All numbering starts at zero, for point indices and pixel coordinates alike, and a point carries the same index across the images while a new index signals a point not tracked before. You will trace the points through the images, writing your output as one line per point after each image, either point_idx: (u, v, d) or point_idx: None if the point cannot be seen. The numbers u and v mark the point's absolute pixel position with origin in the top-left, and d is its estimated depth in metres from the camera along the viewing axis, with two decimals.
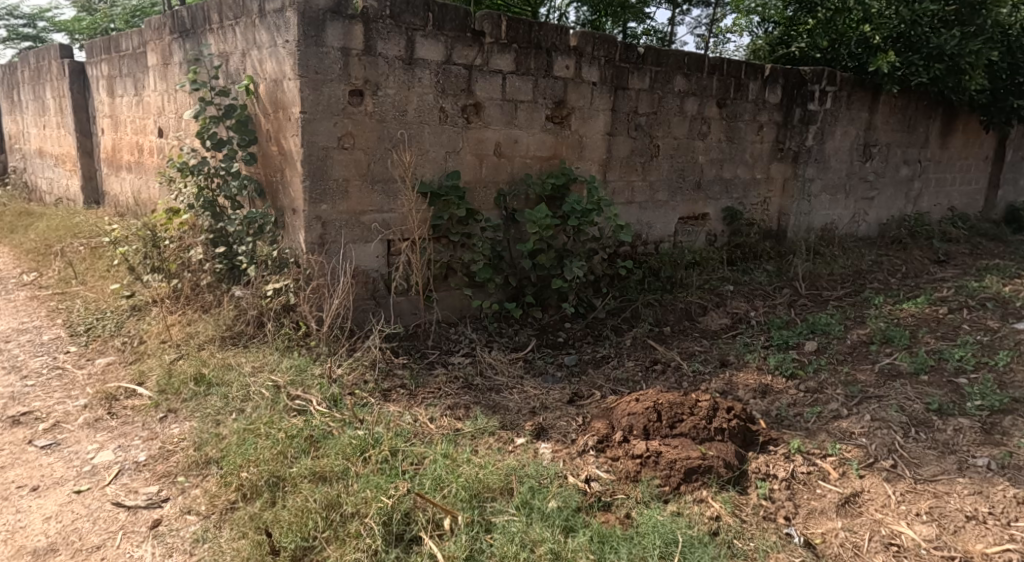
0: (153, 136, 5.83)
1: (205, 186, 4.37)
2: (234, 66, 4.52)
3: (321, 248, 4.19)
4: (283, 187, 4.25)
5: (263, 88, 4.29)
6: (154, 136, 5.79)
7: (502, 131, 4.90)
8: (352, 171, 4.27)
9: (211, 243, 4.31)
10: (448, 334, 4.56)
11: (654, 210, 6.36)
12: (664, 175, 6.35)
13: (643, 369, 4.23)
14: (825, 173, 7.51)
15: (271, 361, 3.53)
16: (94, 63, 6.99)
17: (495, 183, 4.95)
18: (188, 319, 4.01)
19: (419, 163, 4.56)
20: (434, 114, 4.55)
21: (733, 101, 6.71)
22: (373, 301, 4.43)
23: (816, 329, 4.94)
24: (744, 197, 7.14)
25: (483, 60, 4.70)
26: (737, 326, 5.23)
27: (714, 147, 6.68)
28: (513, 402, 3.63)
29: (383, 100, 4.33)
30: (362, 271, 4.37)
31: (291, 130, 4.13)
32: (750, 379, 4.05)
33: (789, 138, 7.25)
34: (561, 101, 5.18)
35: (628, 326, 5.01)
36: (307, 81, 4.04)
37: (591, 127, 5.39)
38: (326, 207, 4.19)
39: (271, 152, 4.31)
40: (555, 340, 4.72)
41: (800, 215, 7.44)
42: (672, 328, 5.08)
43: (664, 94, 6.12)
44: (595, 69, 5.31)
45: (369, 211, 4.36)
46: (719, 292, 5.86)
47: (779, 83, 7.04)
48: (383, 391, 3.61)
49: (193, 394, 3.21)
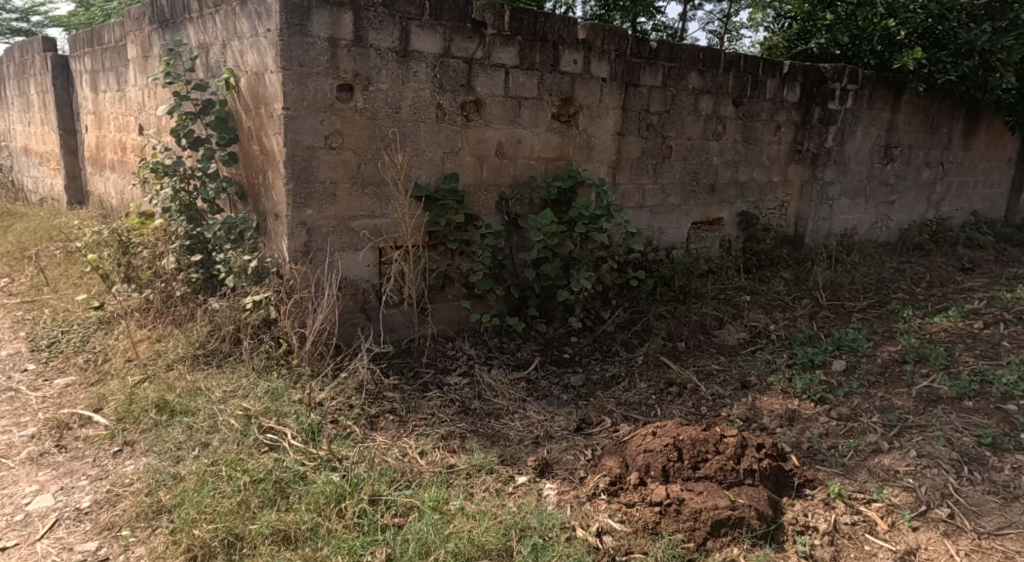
0: (134, 134, 5.48)
1: (180, 188, 4.02)
2: (213, 58, 4.17)
3: (306, 256, 3.84)
4: (265, 190, 3.90)
5: (244, 82, 3.94)
6: (136, 134, 5.43)
7: (504, 130, 4.54)
8: (341, 173, 3.92)
9: (186, 250, 3.97)
10: (444, 349, 4.21)
11: (666, 214, 6.00)
12: (677, 178, 5.98)
13: (657, 391, 3.86)
14: (845, 176, 7.13)
15: (245, 385, 3.19)
16: (77, 57, 6.64)
17: (497, 186, 4.59)
18: (158, 336, 3.66)
19: (414, 164, 4.20)
20: (431, 110, 4.20)
21: (750, 100, 6.34)
22: (363, 314, 4.08)
23: (843, 345, 4.56)
24: (760, 201, 6.77)
25: (484, 53, 4.34)
26: (756, 342, 4.86)
27: (729, 148, 6.32)
28: (513, 431, 3.27)
29: (375, 95, 3.98)
30: (352, 281, 4.02)
31: (273, 128, 3.78)
32: (775, 404, 3.68)
33: (807, 139, 6.87)
34: (568, 98, 4.81)
35: (640, 341, 4.65)
36: (290, 73, 3.69)
37: (601, 126, 5.02)
38: (312, 212, 3.83)
39: (252, 151, 3.95)
40: (560, 356, 4.36)
41: (819, 220, 7.06)
42: (686, 344, 4.72)
43: (678, 92, 5.75)
44: (605, 64, 4.94)
45: (359, 216, 4.01)
46: (735, 303, 5.50)
47: (797, 81, 6.67)
48: (370, 419, 3.26)
49: (153, 424, 2.86)
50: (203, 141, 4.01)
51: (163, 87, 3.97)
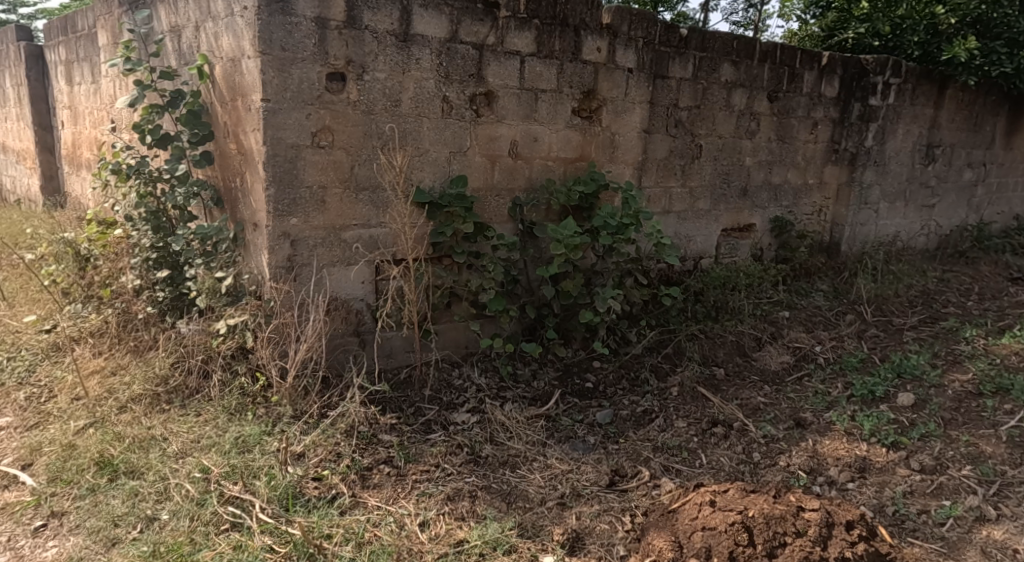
0: (106, 130, 4.91)
1: (146, 193, 3.48)
2: (185, 41, 3.61)
3: (290, 273, 3.30)
4: (243, 196, 3.37)
5: (220, 70, 3.39)
6: (107, 129, 4.87)
7: (518, 127, 3.99)
8: (331, 176, 3.38)
9: (151, 264, 3.42)
10: (450, 379, 3.66)
11: (695, 221, 5.44)
12: (706, 181, 5.43)
13: (698, 433, 3.29)
14: (885, 178, 6.56)
15: (210, 433, 2.66)
16: (51, 47, 6.09)
17: (510, 191, 4.04)
18: (113, 367, 3.11)
19: (416, 166, 3.66)
20: (435, 104, 3.65)
21: (786, 95, 5.78)
22: (357, 338, 3.54)
23: (905, 373, 3.97)
24: (794, 205, 6.20)
25: (496, 39, 3.79)
26: (803, 368, 4.29)
27: (763, 147, 5.76)
28: (533, 488, 2.72)
29: (371, 85, 3.43)
30: (344, 301, 3.48)
31: (251, 124, 3.24)
32: (841, 450, 3.11)
33: (846, 138, 6.29)
34: (590, 91, 4.25)
35: (671, 367, 4.11)
36: (271, 59, 3.14)
37: (626, 124, 4.46)
38: (297, 221, 3.30)
39: (229, 151, 3.42)
40: (582, 386, 3.81)
41: (856, 226, 6.50)
42: (724, 370, 4.15)
43: (709, 85, 5.19)
44: (632, 53, 4.37)
45: (352, 226, 3.47)
46: (773, 320, 4.95)
47: (836, 74, 6.08)
48: (362, 472, 2.73)
49: (90, 489, 2.36)
50: (171, 137, 3.46)
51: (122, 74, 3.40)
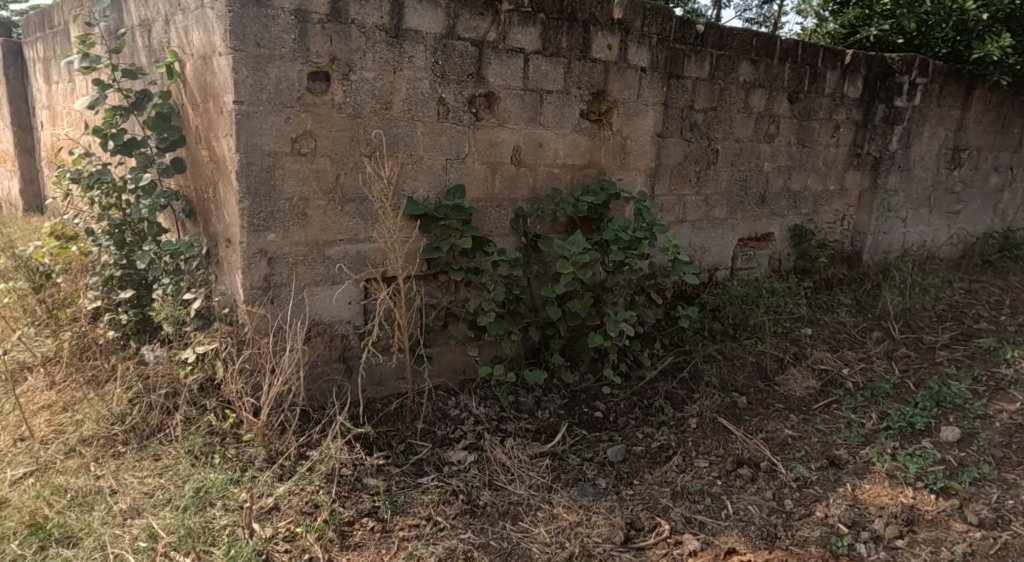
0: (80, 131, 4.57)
1: (109, 204, 3.15)
2: (155, 36, 3.27)
3: (266, 295, 2.96)
4: (216, 208, 3.04)
5: (190, 69, 3.06)
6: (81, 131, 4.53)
7: (521, 131, 3.65)
8: (313, 186, 3.04)
9: (115, 283, 3.11)
10: (446, 409, 3.32)
11: (710, 230, 5.09)
12: (722, 189, 5.08)
13: (722, 475, 2.95)
14: (909, 183, 6.19)
15: (168, 487, 2.36)
16: (30, 43, 5.74)
17: (512, 201, 3.70)
18: (67, 402, 2.78)
19: (409, 174, 3.33)
20: (430, 106, 3.31)
21: (807, 96, 5.43)
22: (343, 365, 3.20)
23: (945, 402, 3.60)
24: (814, 212, 5.85)
25: (498, 35, 3.44)
26: (830, 394, 3.93)
27: (782, 151, 5.41)
28: (537, 548, 2.42)
29: (358, 86, 3.09)
30: (328, 324, 3.15)
31: (223, 129, 2.91)
32: (884, 498, 2.74)
33: (868, 141, 5.93)
34: (600, 92, 3.90)
35: (688, 394, 3.76)
36: (244, 56, 2.80)
37: (639, 127, 4.08)
38: (275, 237, 2.97)
39: (201, 158, 3.09)
40: (591, 417, 3.47)
41: (879, 235, 6.13)
42: (746, 398, 3.80)
43: (726, 85, 4.85)
44: (645, 50, 4.00)
45: (337, 241, 3.13)
46: (795, 339, 4.60)
47: (860, 74, 5.73)
48: (343, 528, 2.42)
49: (14, 560, 2.04)
50: (136, 143, 3.12)
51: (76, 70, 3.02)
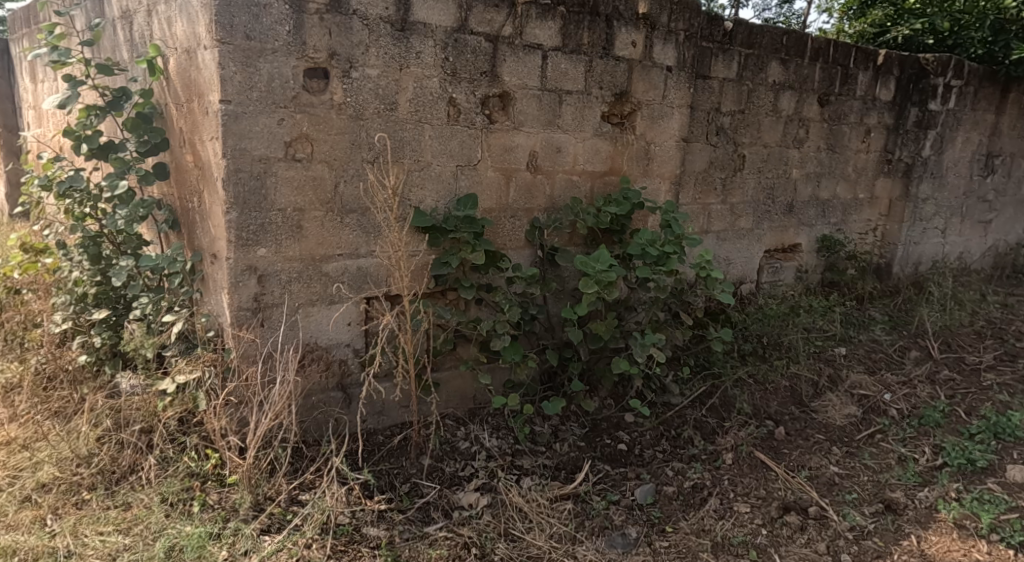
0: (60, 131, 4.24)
1: (84, 214, 2.84)
2: (137, 28, 2.96)
3: (256, 317, 2.65)
4: (201, 219, 2.73)
5: (174, 64, 2.75)
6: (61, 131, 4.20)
7: (539, 135, 3.33)
8: (309, 196, 2.73)
9: (89, 303, 2.80)
10: (455, 441, 3.00)
11: (736, 241, 4.76)
12: (749, 197, 4.76)
13: (766, 522, 2.64)
14: (942, 191, 5.83)
15: (133, 549, 2.05)
16: (18, 40, 5.41)
17: (527, 211, 3.38)
18: (27, 439, 2.45)
19: (416, 182, 3.01)
20: (440, 107, 3.00)
21: (837, 98, 5.11)
22: (341, 393, 2.89)
23: (1004, 435, 3.26)
24: (843, 222, 5.52)
25: (514, 29, 3.13)
26: (873, 423, 3.57)
27: (811, 157, 5.09)
28: None
29: (359, 84, 2.78)
30: (325, 348, 2.83)
31: (209, 131, 2.60)
32: (957, 554, 2.46)
33: (900, 147, 5.61)
34: (623, 93, 3.57)
35: (719, 423, 3.43)
36: (232, 50, 2.49)
37: (663, 131, 3.75)
38: (266, 252, 2.65)
39: (186, 164, 2.78)
40: (614, 450, 3.14)
41: (909, 245, 5.77)
42: (782, 428, 3.45)
43: (754, 86, 4.54)
44: (671, 48, 3.67)
45: (335, 256, 2.82)
46: (828, 360, 4.26)
47: (892, 76, 5.41)
48: None
49: None
50: (112, 146, 2.80)
51: (45, 64, 2.70)
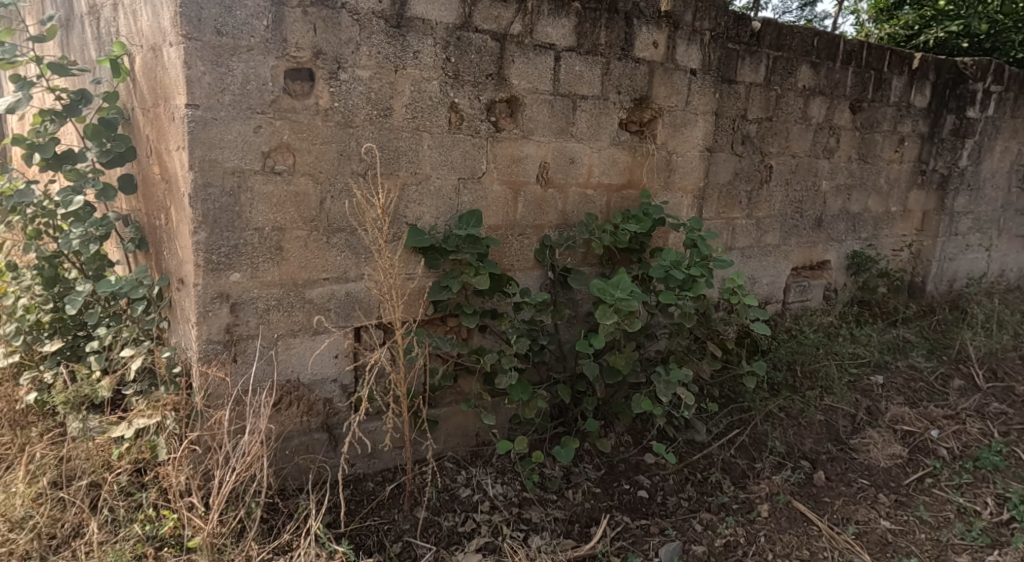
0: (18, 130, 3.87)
1: (38, 233, 2.53)
2: (103, 23, 2.65)
3: (227, 351, 2.33)
4: (168, 239, 2.42)
5: (140, 63, 2.43)
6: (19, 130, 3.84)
7: (550, 145, 3.00)
8: (291, 213, 2.41)
9: (40, 333, 2.49)
10: (455, 489, 2.67)
11: (762, 258, 4.41)
12: (776, 211, 4.41)
13: None
14: (979, 204, 5.43)
15: None
16: None
17: (537, 228, 3.05)
18: None
19: (415, 197, 2.69)
20: (440, 114, 2.68)
21: (870, 105, 4.76)
22: (326, 435, 2.56)
23: None
24: (875, 237, 5.15)
25: (524, 27, 2.81)
26: (921, 465, 3.20)
27: (841, 168, 4.74)
28: None
29: (348, 87, 2.46)
30: (307, 385, 2.51)
31: (175, 139, 2.28)
32: None
33: (935, 157, 5.21)
34: (643, 98, 3.24)
35: (750, 465, 3.08)
36: (201, 46, 2.18)
37: (686, 140, 3.41)
38: (239, 277, 2.33)
39: (153, 177, 2.47)
40: (635, 498, 2.80)
41: (944, 262, 5.39)
42: (821, 471, 3.09)
43: (783, 92, 4.20)
44: (696, 49, 3.33)
45: (321, 281, 2.49)
46: (864, 390, 3.88)
47: (928, 81, 5.04)
48: None
49: None
50: (71, 156, 2.48)
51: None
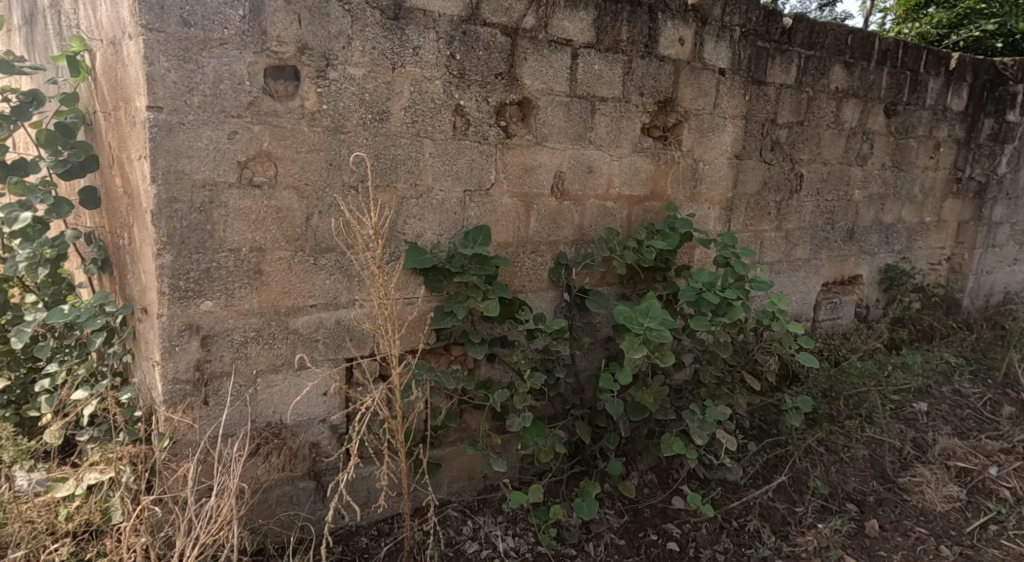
0: None
1: None
2: (63, 18, 2.34)
3: (197, 393, 2.02)
4: (132, 262, 2.10)
5: (101, 60, 2.13)
6: None
7: (566, 152, 2.68)
8: (270, 231, 2.09)
9: None
10: (461, 544, 2.34)
11: (791, 273, 4.07)
12: (806, 223, 4.09)
13: None
14: (1018, 214, 5.08)
15: None
16: None
17: (552, 244, 2.72)
18: None
19: (415, 212, 2.37)
20: (444, 117, 2.36)
21: (905, 108, 4.43)
22: (313, 483, 2.24)
23: None
24: (909, 249, 4.80)
25: (537, 20, 2.49)
26: (982, 508, 2.87)
27: (874, 176, 4.41)
28: None
29: (338, 87, 2.14)
30: (291, 428, 2.19)
31: (136, 147, 1.97)
32: None
33: (972, 164, 4.88)
34: (669, 100, 2.92)
35: (792, 509, 2.75)
36: (165, 39, 1.87)
37: (714, 147, 3.09)
38: (212, 306, 2.01)
39: (115, 191, 2.16)
40: (665, 551, 2.47)
41: (981, 275, 5.04)
42: (871, 516, 2.77)
43: (815, 94, 3.87)
44: (725, 47, 3.02)
45: (307, 309, 2.17)
46: (909, 419, 3.54)
47: (965, 82, 4.70)
48: None
49: None
50: (20, 166, 2.17)
51: None
